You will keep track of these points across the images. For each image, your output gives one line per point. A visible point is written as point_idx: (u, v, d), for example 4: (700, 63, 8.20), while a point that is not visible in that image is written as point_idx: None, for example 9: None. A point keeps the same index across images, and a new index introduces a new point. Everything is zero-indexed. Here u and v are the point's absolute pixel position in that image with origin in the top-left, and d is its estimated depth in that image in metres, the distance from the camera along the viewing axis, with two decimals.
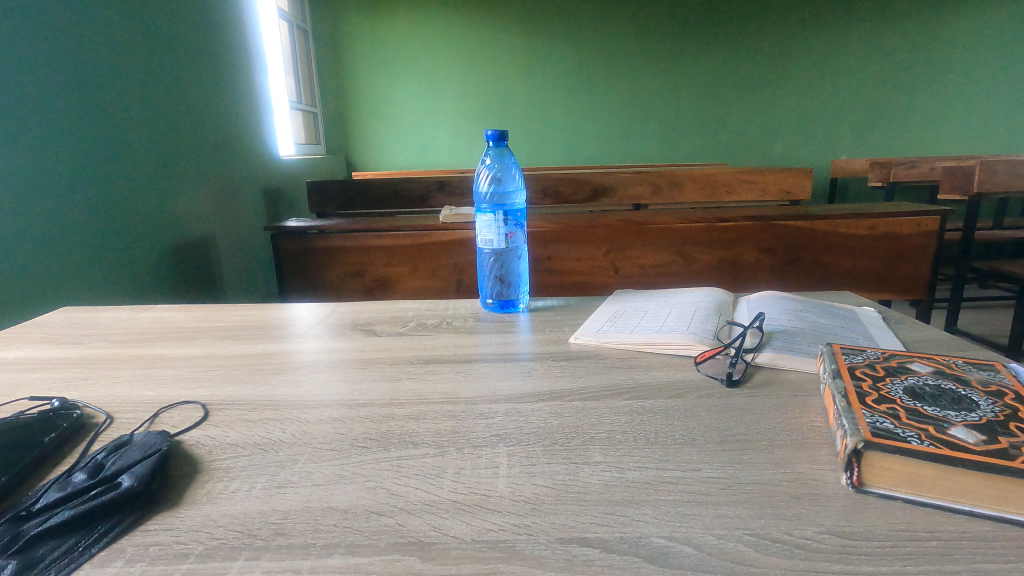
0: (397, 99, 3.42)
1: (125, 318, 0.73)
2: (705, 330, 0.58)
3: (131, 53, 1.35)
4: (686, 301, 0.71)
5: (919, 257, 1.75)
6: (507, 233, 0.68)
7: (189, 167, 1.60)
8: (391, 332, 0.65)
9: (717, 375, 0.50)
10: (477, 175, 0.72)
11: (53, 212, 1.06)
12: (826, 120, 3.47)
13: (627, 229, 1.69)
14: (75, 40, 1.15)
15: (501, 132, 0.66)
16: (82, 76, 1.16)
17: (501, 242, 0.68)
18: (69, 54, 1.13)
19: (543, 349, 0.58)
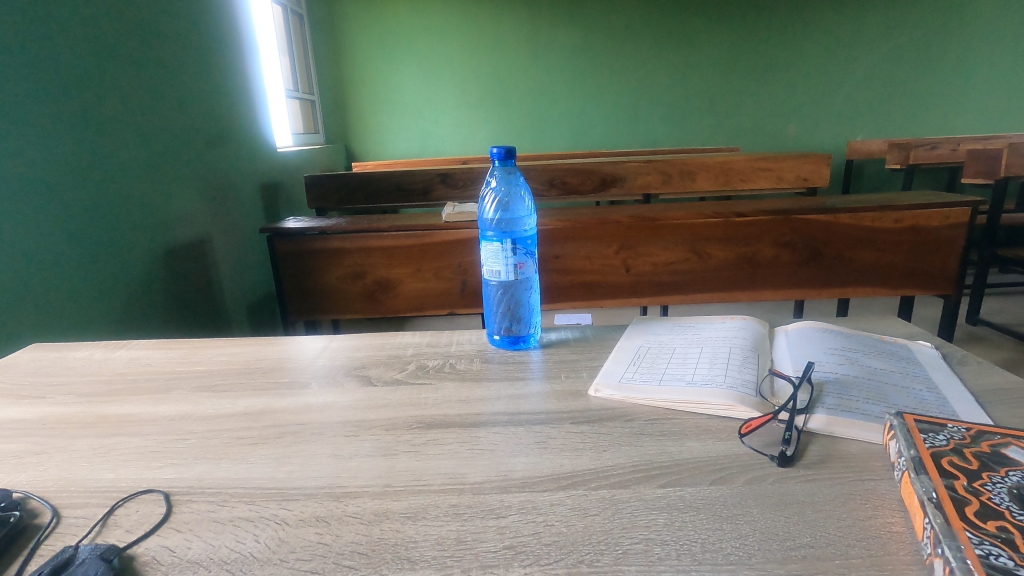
0: (396, 85, 3.31)
1: (97, 358, 0.66)
2: (747, 383, 0.51)
3: (116, 46, 1.26)
4: (718, 335, 0.63)
5: (947, 251, 1.64)
6: (516, 263, 0.60)
7: (179, 167, 1.52)
8: (387, 381, 0.58)
9: (765, 448, 0.43)
10: (480, 199, 0.65)
11: (41, 226, 1.00)
12: (843, 99, 3.33)
13: (638, 226, 1.60)
14: (54, 38, 1.06)
15: (508, 149, 0.58)
16: (60, 78, 1.07)
17: (510, 273, 0.61)
18: (51, 51, 1.05)
19: (558, 406, 0.51)
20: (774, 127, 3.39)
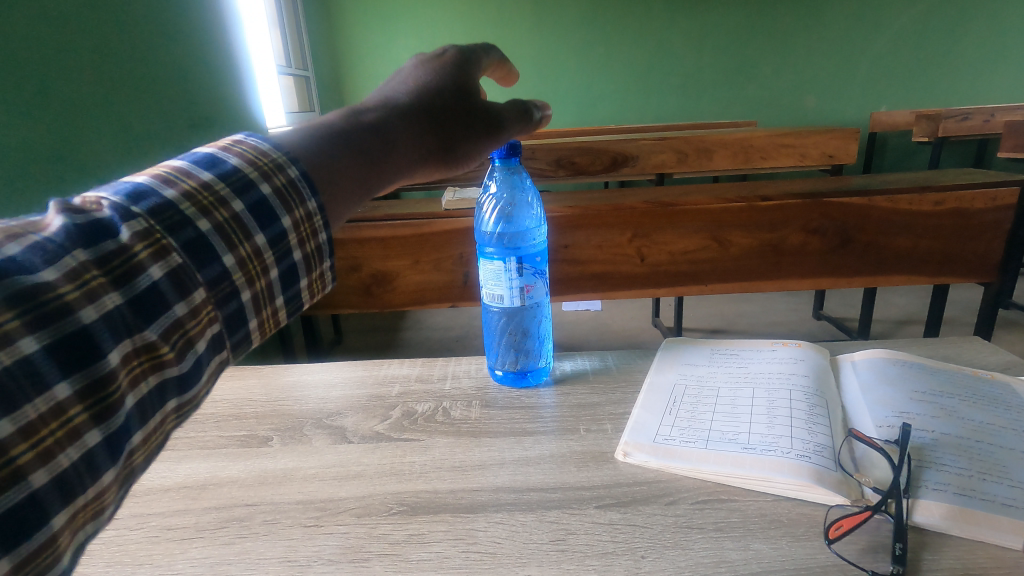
0: (395, 59, 3.15)
1: None
2: (823, 451, 0.39)
3: None
4: (770, 369, 0.51)
5: (990, 237, 1.37)
6: (523, 286, 0.49)
7: (161, 151, 1.39)
8: (366, 436, 0.47)
9: (864, 561, 0.31)
10: (478, 206, 0.55)
11: None
12: (867, 66, 3.13)
13: (654, 211, 1.40)
14: None
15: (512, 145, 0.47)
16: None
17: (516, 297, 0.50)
18: None
19: (581, 478, 0.40)
20: (793, 98, 3.19)
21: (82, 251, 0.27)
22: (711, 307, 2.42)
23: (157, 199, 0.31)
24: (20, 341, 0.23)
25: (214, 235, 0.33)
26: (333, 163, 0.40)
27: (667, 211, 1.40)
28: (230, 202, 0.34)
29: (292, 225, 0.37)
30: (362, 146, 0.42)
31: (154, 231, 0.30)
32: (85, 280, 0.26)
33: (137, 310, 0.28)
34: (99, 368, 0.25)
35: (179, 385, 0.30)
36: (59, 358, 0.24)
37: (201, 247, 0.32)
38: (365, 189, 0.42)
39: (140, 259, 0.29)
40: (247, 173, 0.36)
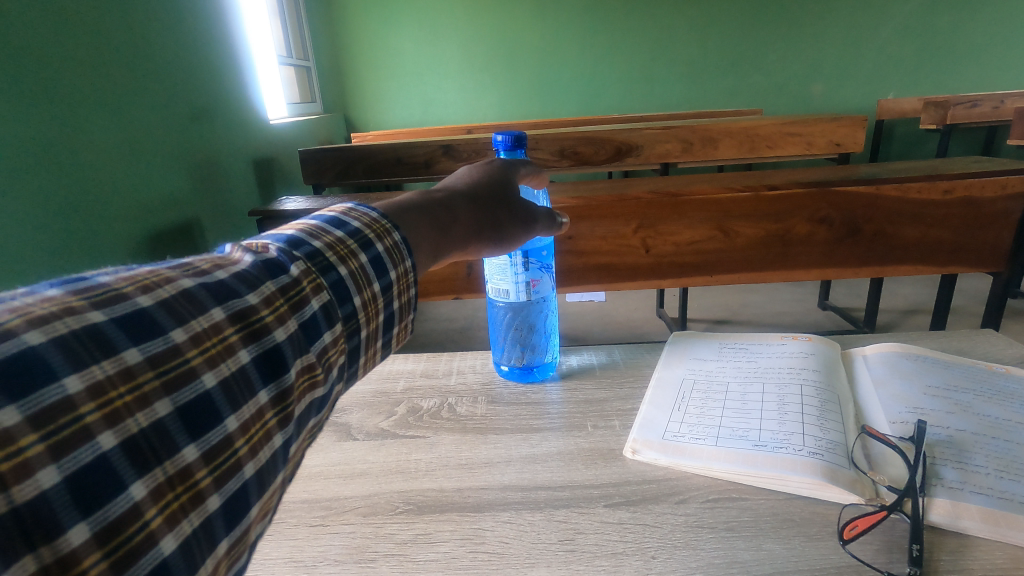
0: (396, 48, 3.12)
1: None
2: (837, 448, 0.39)
3: (78, 8, 1.11)
4: (785, 363, 0.50)
5: (1001, 225, 1.35)
6: (528, 281, 0.49)
7: (161, 144, 1.38)
8: (372, 433, 0.46)
9: (878, 562, 0.31)
10: None
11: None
12: (874, 52, 3.08)
13: (658, 202, 1.38)
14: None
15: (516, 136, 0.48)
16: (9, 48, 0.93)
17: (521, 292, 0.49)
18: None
19: (587, 475, 0.40)
20: (799, 85, 3.15)
21: (269, 281, 0.29)
22: (716, 297, 2.41)
23: (310, 247, 0.32)
24: (236, 351, 0.25)
25: (349, 280, 0.33)
26: (413, 222, 0.40)
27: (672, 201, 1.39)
28: (359, 254, 0.34)
29: (396, 279, 0.36)
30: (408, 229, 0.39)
31: (312, 273, 0.31)
32: (273, 305, 0.28)
33: (307, 334, 0.29)
34: (282, 381, 0.27)
35: (321, 406, 0.31)
36: (261, 366, 0.26)
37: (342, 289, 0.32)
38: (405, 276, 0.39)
39: (305, 294, 0.30)
40: (367, 232, 0.36)
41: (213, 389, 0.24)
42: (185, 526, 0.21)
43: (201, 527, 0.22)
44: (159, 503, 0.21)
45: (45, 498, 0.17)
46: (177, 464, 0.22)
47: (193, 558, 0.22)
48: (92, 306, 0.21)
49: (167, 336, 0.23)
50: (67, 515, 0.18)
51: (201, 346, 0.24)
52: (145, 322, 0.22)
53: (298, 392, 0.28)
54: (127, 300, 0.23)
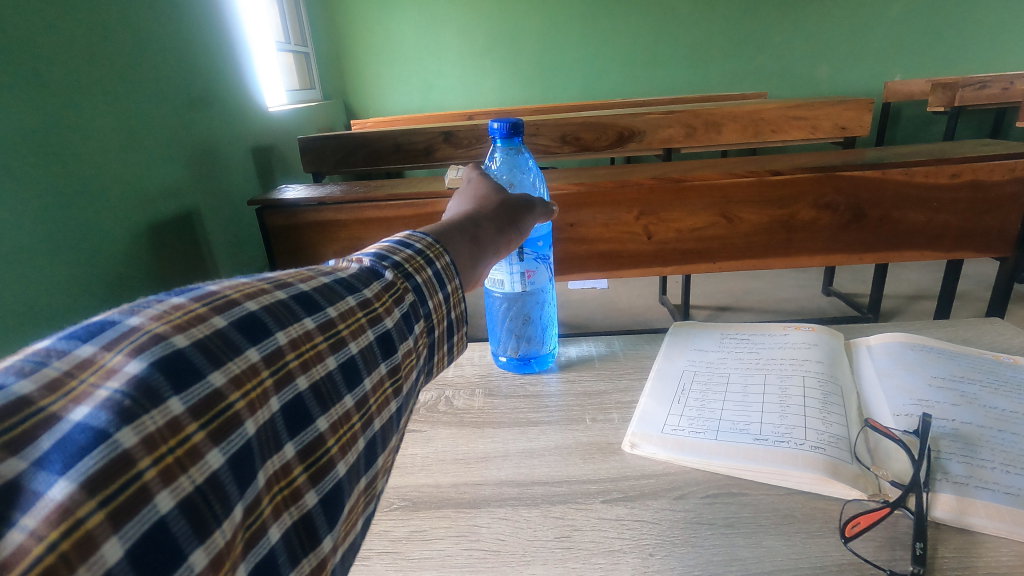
0: (396, 33, 3.08)
1: None
2: (838, 440, 0.38)
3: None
4: (786, 353, 0.50)
5: (1009, 209, 1.33)
6: (524, 271, 0.48)
7: (158, 133, 1.37)
8: None
9: (879, 561, 0.30)
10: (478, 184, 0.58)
11: None
12: (882, 32, 3.02)
13: (661, 188, 1.36)
14: None
15: (511, 124, 0.46)
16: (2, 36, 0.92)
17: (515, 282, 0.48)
18: None
19: (582, 471, 0.39)
20: (805, 68, 3.10)
21: (375, 283, 0.30)
22: (720, 284, 2.40)
23: (396, 254, 0.33)
24: (366, 329, 0.28)
25: (426, 285, 0.34)
26: (451, 239, 0.39)
27: (675, 187, 1.37)
28: (429, 265, 0.35)
29: (451, 294, 0.36)
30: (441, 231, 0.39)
31: (401, 276, 0.32)
32: (384, 295, 0.30)
33: (407, 321, 0.31)
34: (393, 359, 0.30)
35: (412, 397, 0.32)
36: (383, 343, 0.29)
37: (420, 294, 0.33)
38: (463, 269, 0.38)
39: (400, 291, 0.32)
40: (432, 249, 0.36)
41: (356, 354, 0.27)
42: (350, 456, 0.26)
43: (357, 459, 0.26)
44: (336, 436, 0.25)
45: (272, 422, 0.23)
46: (341, 410, 0.26)
47: (349, 488, 0.26)
48: (274, 288, 0.26)
49: (322, 311, 0.27)
50: (282, 435, 0.23)
51: (346, 320, 0.27)
52: (309, 300, 0.26)
53: (405, 371, 0.30)
54: (291, 285, 0.27)
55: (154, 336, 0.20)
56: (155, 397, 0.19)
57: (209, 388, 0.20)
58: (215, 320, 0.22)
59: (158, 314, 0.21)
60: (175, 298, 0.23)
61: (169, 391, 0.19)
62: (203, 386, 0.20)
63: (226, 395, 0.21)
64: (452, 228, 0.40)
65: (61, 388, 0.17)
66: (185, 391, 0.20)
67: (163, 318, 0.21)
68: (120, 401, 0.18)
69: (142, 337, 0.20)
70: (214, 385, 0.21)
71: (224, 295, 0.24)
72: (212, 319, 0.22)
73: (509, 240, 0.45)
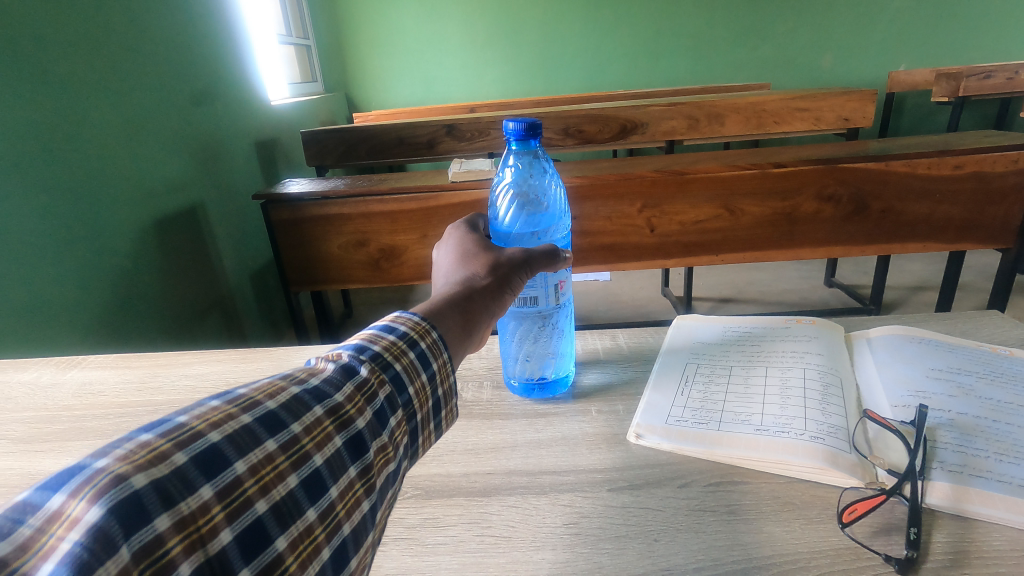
0: (398, 25, 3.07)
1: (46, 383, 0.57)
2: (837, 431, 0.39)
3: None
4: (788, 347, 0.51)
5: (1012, 201, 1.33)
6: (557, 283, 0.46)
7: (163, 129, 1.38)
8: None
9: (876, 545, 0.32)
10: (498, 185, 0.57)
11: None
12: (887, 21, 3.00)
13: (664, 180, 1.37)
14: None
15: (528, 125, 0.46)
16: (7, 34, 0.93)
17: (550, 296, 0.46)
18: None
19: (589, 459, 0.40)
20: (809, 58, 3.08)
21: (349, 382, 0.28)
22: (722, 276, 2.40)
23: (370, 348, 0.30)
24: (333, 437, 0.26)
25: (403, 373, 0.31)
26: (442, 314, 0.37)
27: (678, 179, 1.37)
28: (408, 350, 0.32)
29: (437, 372, 0.33)
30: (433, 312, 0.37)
31: (376, 369, 0.29)
32: (355, 397, 0.27)
33: (383, 416, 0.28)
34: (366, 459, 0.27)
35: (393, 484, 0.29)
36: (354, 445, 0.26)
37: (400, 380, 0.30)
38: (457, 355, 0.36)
39: (375, 386, 0.29)
40: (412, 332, 0.33)
41: (321, 467, 0.25)
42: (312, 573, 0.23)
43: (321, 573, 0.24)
44: (296, 553, 0.23)
45: (221, 555, 0.20)
46: (301, 526, 0.23)
47: None
48: (240, 410, 0.24)
49: (289, 427, 0.24)
50: (234, 565, 0.21)
51: (312, 432, 0.25)
52: (273, 418, 0.24)
53: (379, 466, 0.27)
54: (260, 402, 0.25)
55: (113, 477, 0.19)
56: (108, 548, 0.18)
57: (152, 534, 0.19)
58: (177, 456, 0.21)
59: (123, 452, 0.20)
60: (142, 431, 0.21)
61: (120, 539, 0.18)
62: (148, 531, 0.19)
63: (168, 539, 0.19)
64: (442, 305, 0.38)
65: (29, 546, 0.17)
66: (136, 536, 0.18)
67: (127, 457, 0.20)
68: (74, 557, 0.17)
69: (100, 480, 0.19)
70: (158, 529, 0.19)
71: (191, 424, 0.22)
72: (174, 455, 0.21)
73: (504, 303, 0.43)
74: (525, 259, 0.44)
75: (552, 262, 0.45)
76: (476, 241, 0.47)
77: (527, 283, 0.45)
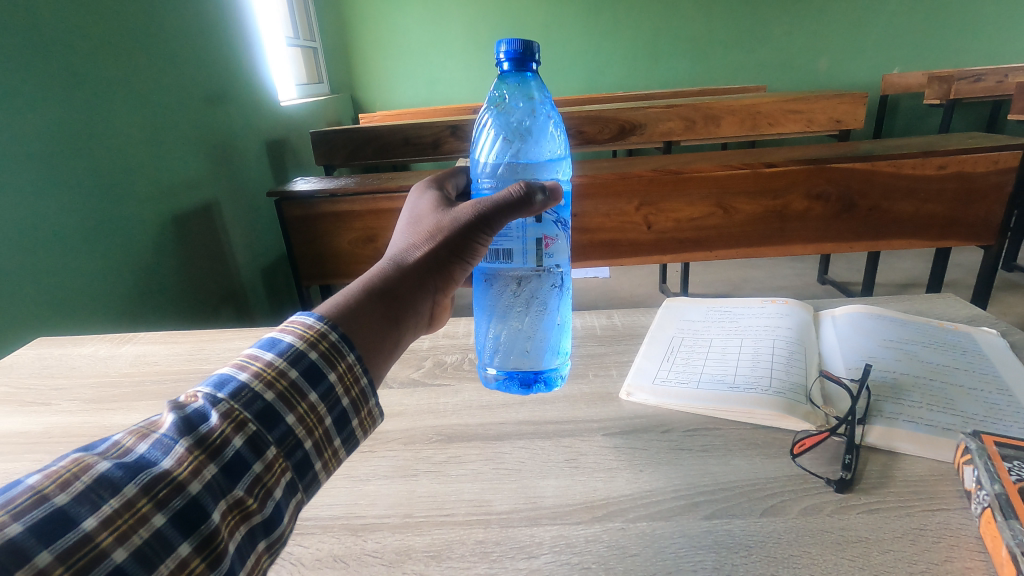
0: (402, 27, 3.15)
1: (103, 355, 0.64)
2: (794, 387, 0.46)
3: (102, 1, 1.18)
4: (761, 323, 0.58)
5: (991, 201, 1.40)
6: (537, 238, 0.44)
7: (181, 129, 1.45)
8: (404, 382, 0.54)
9: (820, 471, 0.39)
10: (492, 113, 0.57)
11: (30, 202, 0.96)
12: (880, 25, 3.07)
13: (660, 179, 1.44)
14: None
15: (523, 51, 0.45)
16: (41, 43, 1.01)
17: (530, 254, 0.45)
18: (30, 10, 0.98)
19: (587, 412, 0.47)
20: (804, 61, 3.15)
21: (179, 446, 0.27)
22: (718, 273, 2.47)
23: (236, 382, 0.31)
24: (148, 519, 0.25)
25: (277, 404, 0.31)
26: (358, 313, 0.37)
27: (674, 178, 1.44)
28: (289, 370, 0.32)
29: (339, 379, 0.34)
30: (352, 306, 0.37)
31: (235, 410, 0.30)
32: (189, 458, 0.27)
33: (229, 475, 0.28)
34: (203, 529, 0.26)
35: (270, 526, 0.29)
36: (179, 522, 0.25)
37: (270, 414, 0.30)
38: (382, 345, 0.37)
39: (219, 442, 0.28)
40: (300, 343, 0.33)
41: (126, 561, 0.23)
42: None
43: None
44: None
45: None
46: None
47: None
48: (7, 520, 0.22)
49: (79, 525, 0.23)
50: None
51: (115, 524, 0.24)
52: (59, 519, 0.23)
53: (223, 535, 0.27)
54: (42, 502, 0.23)
55: None
56: None
57: None
58: None
59: None
60: None
61: None
62: None
63: None
64: (363, 299, 0.38)
65: None
66: None
67: None
68: None
69: None
70: None
71: None
72: None
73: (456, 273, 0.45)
74: (481, 218, 0.44)
75: (525, 213, 0.43)
76: (432, 203, 0.48)
77: (500, 236, 0.44)
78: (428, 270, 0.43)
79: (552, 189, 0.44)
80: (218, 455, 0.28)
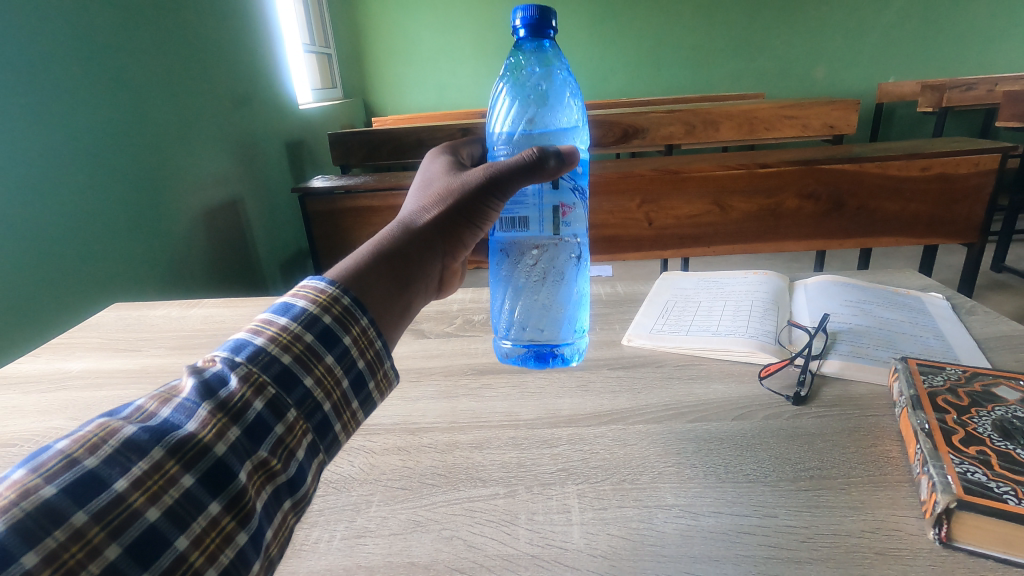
0: (414, 35, 3.27)
1: (176, 316, 0.75)
2: (766, 334, 0.56)
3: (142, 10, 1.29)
4: (742, 291, 0.67)
5: (971, 200, 1.49)
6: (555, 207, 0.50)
7: (211, 129, 1.57)
8: (440, 333, 0.64)
9: (782, 391, 0.49)
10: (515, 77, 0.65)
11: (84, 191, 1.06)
12: (876, 35, 3.18)
13: (660, 178, 1.54)
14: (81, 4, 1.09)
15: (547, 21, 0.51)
16: (94, 48, 1.12)
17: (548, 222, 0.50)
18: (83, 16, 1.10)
19: (594, 354, 0.58)
20: (801, 70, 3.26)
21: (202, 408, 0.29)
22: None
23: (253, 346, 0.32)
24: (177, 480, 0.26)
25: (294, 366, 0.32)
26: (367, 275, 0.40)
27: (672, 177, 1.54)
28: (305, 334, 0.34)
29: (352, 342, 0.36)
30: (362, 267, 0.40)
31: (253, 373, 0.31)
32: (212, 421, 0.28)
33: (252, 437, 0.30)
34: (231, 488, 0.28)
35: (293, 485, 0.31)
36: (207, 483, 0.27)
37: (287, 378, 0.32)
38: (393, 304, 0.40)
39: (240, 404, 0.30)
40: (313, 308, 0.35)
41: (158, 521, 0.25)
42: None
43: None
44: None
45: None
46: None
47: None
48: (41, 484, 0.23)
49: (111, 486, 0.24)
50: None
51: (144, 487, 0.25)
52: (90, 482, 0.24)
53: (249, 494, 0.28)
54: (74, 466, 0.24)
55: None
56: None
57: None
58: None
59: None
60: None
61: None
62: None
63: None
64: (371, 262, 0.41)
65: None
66: None
67: None
68: None
69: None
70: None
71: None
72: None
73: (462, 235, 0.50)
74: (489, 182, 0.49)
75: (541, 177, 0.49)
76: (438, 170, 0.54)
77: (513, 201, 0.51)
78: (438, 230, 0.48)
79: (568, 154, 0.49)
80: (241, 416, 0.30)
